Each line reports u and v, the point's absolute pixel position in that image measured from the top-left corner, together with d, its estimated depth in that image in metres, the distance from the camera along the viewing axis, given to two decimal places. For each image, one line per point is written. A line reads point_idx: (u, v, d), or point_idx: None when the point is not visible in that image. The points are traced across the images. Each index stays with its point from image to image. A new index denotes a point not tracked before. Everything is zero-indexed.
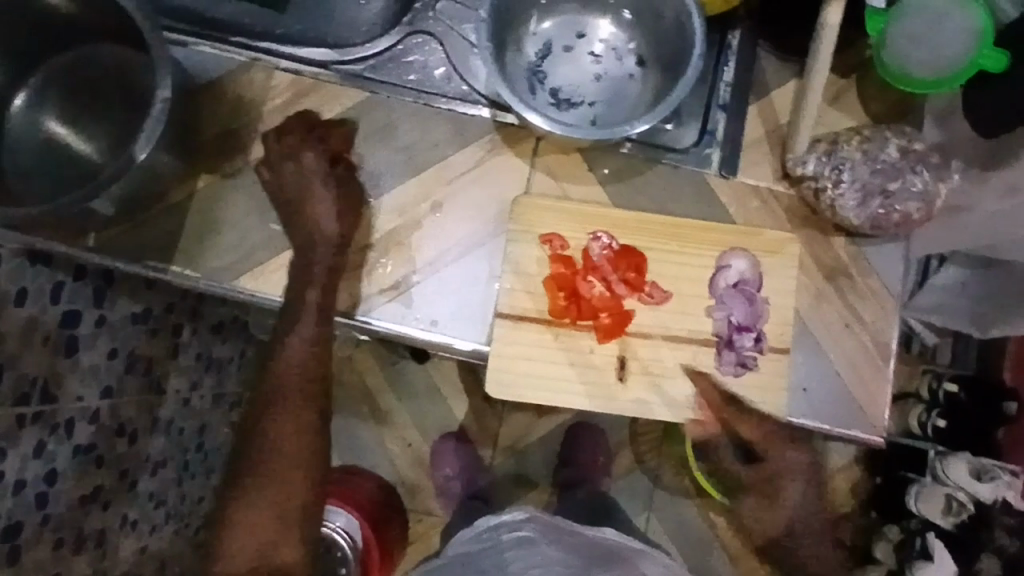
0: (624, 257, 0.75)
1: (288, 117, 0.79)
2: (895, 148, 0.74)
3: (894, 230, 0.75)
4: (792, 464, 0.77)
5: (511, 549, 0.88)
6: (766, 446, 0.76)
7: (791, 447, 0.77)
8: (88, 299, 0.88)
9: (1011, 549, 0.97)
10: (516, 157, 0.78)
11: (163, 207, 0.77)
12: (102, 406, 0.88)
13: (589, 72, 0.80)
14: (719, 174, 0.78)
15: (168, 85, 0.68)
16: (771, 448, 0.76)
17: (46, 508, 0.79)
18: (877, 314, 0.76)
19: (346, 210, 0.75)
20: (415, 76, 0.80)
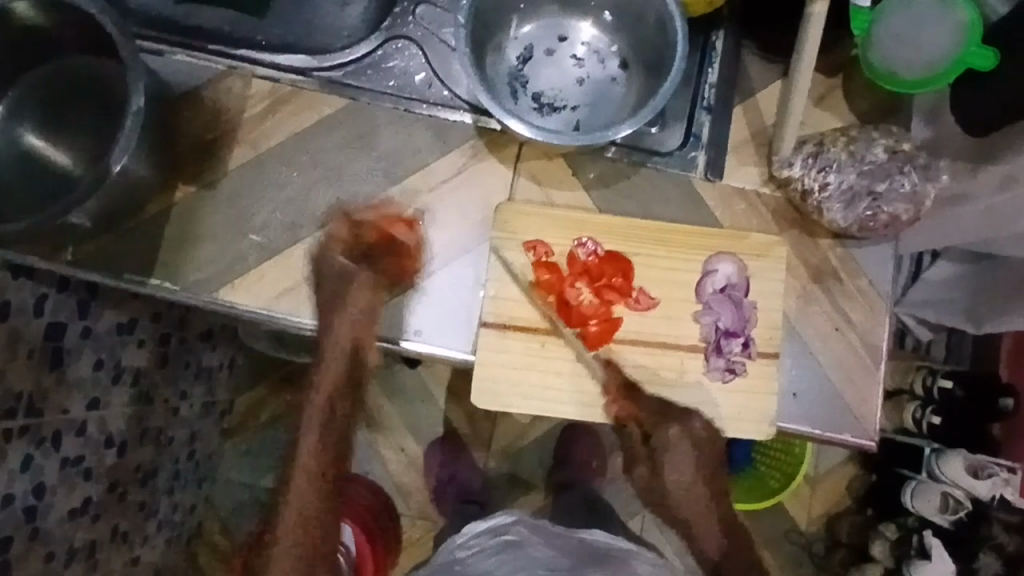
0: (611, 262, 0.74)
1: (268, 125, 0.78)
2: (882, 149, 0.73)
3: (882, 231, 0.74)
4: (670, 438, 0.72)
5: (497, 552, 0.89)
6: (653, 426, 0.72)
7: (671, 424, 0.72)
8: (74, 311, 0.84)
9: (1011, 546, 0.98)
10: (499, 163, 0.77)
11: (142, 219, 0.76)
12: (90, 418, 0.88)
13: (572, 76, 0.78)
14: (705, 177, 0.77)
15: (142, 93, 0.67)
16: (654, 424, 0.72)
17: (34, 521, 0.81)
18: (867, 316, 0.75)
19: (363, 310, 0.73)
20: (395, 83, 0.79)
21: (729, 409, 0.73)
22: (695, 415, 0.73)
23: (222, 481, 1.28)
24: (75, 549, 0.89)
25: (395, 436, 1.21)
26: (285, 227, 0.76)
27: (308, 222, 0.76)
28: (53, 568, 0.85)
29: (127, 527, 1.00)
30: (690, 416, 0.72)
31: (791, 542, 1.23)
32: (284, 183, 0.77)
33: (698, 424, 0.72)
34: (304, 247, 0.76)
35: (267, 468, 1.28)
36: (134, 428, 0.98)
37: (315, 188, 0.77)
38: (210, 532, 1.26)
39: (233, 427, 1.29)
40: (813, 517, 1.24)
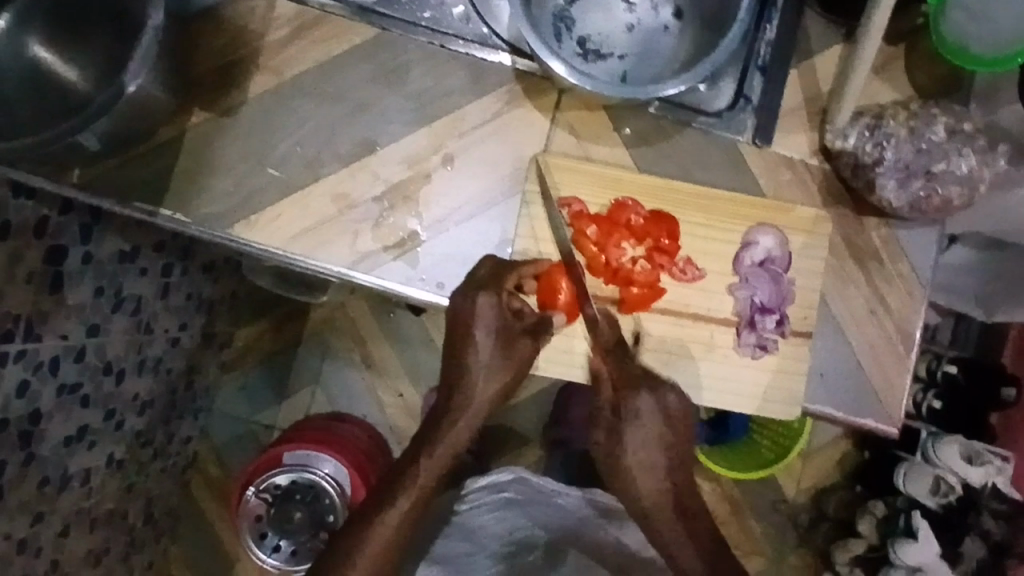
0: (656, 223, 0.70)
1: (292, 51, 0.72)
2: (943, 127, 0.69)
3: (931, 215, 0.70)
4: (640, 409, 0.69)
5: (496, 509, 0.89)
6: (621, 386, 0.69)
7: (642, 392, 0.68)
8: (75, 234, 0.80)
9: (996, 533, 1.00)
10: (536, 111, 0.72)
11: (152, 144, 0.71)
12: (89, 345, 0.86)
13: (621, 22, 0.73)
14: (752, 142, 0.73)
15: (160, 8, 0.61)
16: (623, 384, 0.69)
17: (30, 447, 0.79)
18: (905, 302, 0.73)
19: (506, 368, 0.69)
20: (430, 15, 0.73)
21: (754, 385, 0.72)
22: (668, 387, 0.69)
23: (218, 414, 1.26)
24: (69, 475, 0.88)
25: (395, 380, 1.26)
26: (305, 162, 0.72)
27: (330, 159, 0.72)
28: (47, 493, 0.84)
29: (123, 456, 1.00)
30: (662, 385, 0.69)
31: (778, 511, 1.24)
32: (307, 116, 0.72)
33: (670, 400, 0.69)
34: (325, 184, 0.71)
35: (264, 405, 1.27)
36: (133, 357, 0.96)
37: (340, 124, 0.72)
38: (204, 462, 1.26)
39: (232, 360, 1.27)
40: (801, 488, 1.24)
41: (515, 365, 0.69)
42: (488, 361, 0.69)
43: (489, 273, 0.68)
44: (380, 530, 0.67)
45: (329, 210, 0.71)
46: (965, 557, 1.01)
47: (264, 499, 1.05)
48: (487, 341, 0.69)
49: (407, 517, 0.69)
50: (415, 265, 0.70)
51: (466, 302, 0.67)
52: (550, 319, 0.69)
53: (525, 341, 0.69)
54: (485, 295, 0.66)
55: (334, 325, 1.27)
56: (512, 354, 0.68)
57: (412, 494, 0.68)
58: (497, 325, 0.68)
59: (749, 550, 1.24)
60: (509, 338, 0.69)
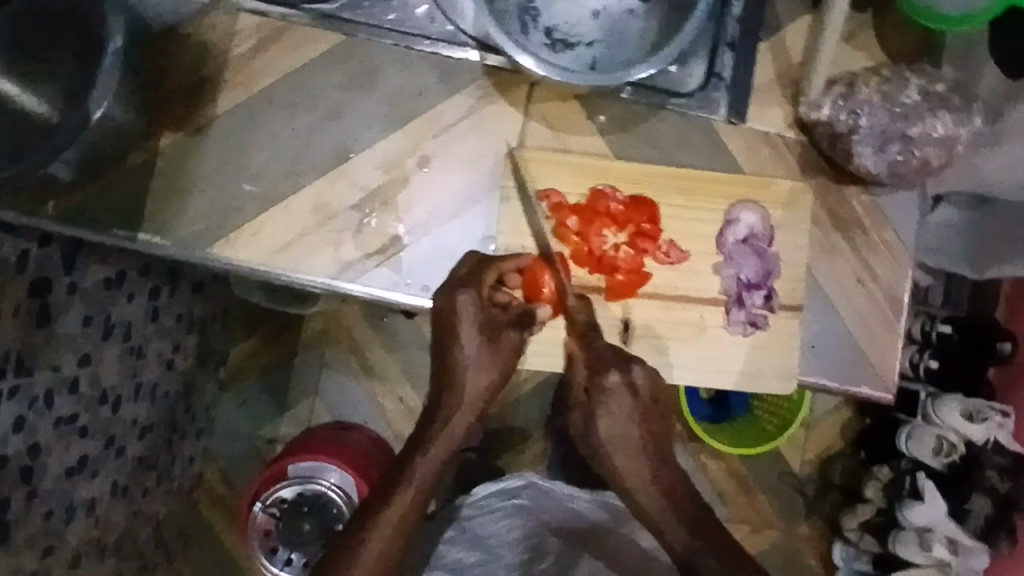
0: (635, 208, 0.70)
1: (258, 64, 0.71)
2: (916, 90, 0.68)
3: (912, 178, 0.70)
4: (610, 387, 0.67)
5: (505, 516, 0.89)
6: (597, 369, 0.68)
7: (609, 371, 0.67)
8: (58, 265, 0.79)
9: (1002, 488, 0.99)
10: (509, 105, 0.72)
11: (124, 170, 0.70)
12: (82, 375, 0.85)
13: (587, 9, 0.73)
14: (727, 120, 0.73)
15: (119, 33, 0.62)
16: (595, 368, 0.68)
17: (32, 481, 0.79)
18: (890, 268, 0.73)
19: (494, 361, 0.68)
20: (394, 17, 0.72)
21: (748, 363, 0.72)
22: (634, 364, 0.67)
23: (219, 433, 1.26)
24: (75, 507, 0.88)
25: (393, 385, 1.26)
26: (281, 175, 0.71)
27: (305, 171, 0.71)
28: (53, 526, 0.84)
29: (127, 482, 0.99)
30: (630, 364, 0.68)
31: (785, 483, 1.25)
32: (278, 129, 0.71)
33: (638, 374, 0.67)
34: (302, 197, 0.71)
35: (265, 420, 1.26)
36: (128, 383, 0.95)
37: (313, 134, 0.71)
38: (210, 481, 1.26)
39: (228, 377, 1.26)
40: (807, 459, 1.24)
41: (503, 357, 0.68)
42: (476, 358, 0.68)
43: (467, 271, 0.67)
44: (378, 534, 0.64)
45: (309, 221, 0.71)
46: (973, 514, 1.00)
47: (272, 514, 1.05)
48: (472, 338, 0.67)
49: (404, 518, 0.66)
50: (401, 271, 0.70)
51: (446, 299, 0.66)
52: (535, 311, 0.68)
53: (512, 331, 0.68)
54: (464, 293, 0.66)
55: (328, 335, 1.26)
56: (498, 347, 0.68)
57: (408, 495, 0.66)
58: (480, 321, 0.67)
59: (759, 524, 1.24)
60: (494, 333, 0.68)
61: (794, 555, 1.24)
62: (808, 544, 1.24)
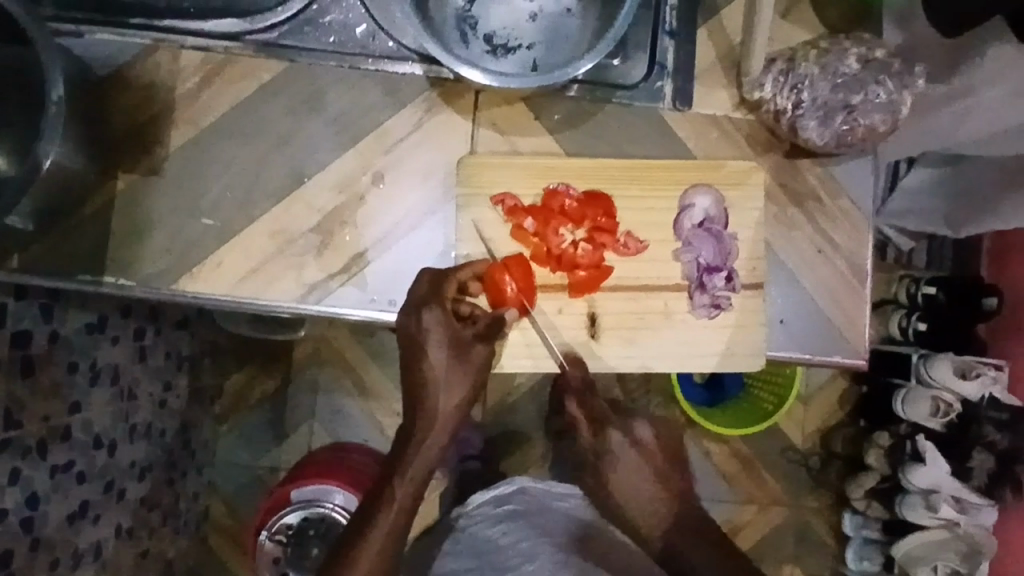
0: (590, 203, 0.71)
1: (206, 98, 0.72)
2: (855, 58, 0.69)
3: (861, 145, 0.71)
4: (613, 446, 0.81)
5: (499, 523, 0.89)
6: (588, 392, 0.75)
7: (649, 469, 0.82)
8: (37, 315, 0.80)
9: (1002, 444, 0.97)
10: (456, 115, 0.73)
11: (85, 216, 0.71)
12: (73, 422, 0.86)
13: (524, 11, 0.73)
14: (674, 107, 0.73)
15: (59, 80, 0.62)
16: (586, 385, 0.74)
17: (33, 531, 0.79)
18: (850, 235, 0.73)
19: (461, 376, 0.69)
20: (336, 39, 0.73)
21: (718, 344, 0.72)
22: (633, 423, 0.83)
23: (221, 466, 1.26)
24: (79, 553, 0.88)
25: (387, 401, 1.27)
26: (239, 205, 0.72)
27: (262, 200, 0.72)
28: (60, 574, 0.84)
29: (131, 524, 1.00)
30: (630, 424, 0.83)
31: (789, 459, 1.25)
32: (232, 161, 0.72)
33: (641, 433, 0.83)
34: (261, 225, 0.72)
35: (264, 449, 1.27)
36: (122, 426, 0.96)
37: (266, 161, 0.72)
38: (217, 515, 1.26)
39: (224, 411, 1.27)
40: (807, 433, 1.25)
41: (471, 370, 0.69)
42: (445, 372, 0.69)
43: (428, 284, 0.67)
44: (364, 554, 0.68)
45: (270, 248, 0.71)
46: (974, 472, 0.99)
47: (279, 541, 1.06)
48: (440, 353, 0.68)
49: (389, 536, 0.69)
50: (367, 288, 0.71)
51: (412, 319, 0.66)
52: (503, 315, 0.68)
53: (479, 345, 0.69)
54: (428, 310, 0.66)
55: (317, 359, 1.27)
56: (466, 360, 0.68)
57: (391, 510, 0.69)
58: (446, 336, 0.68)
59: (768, 503, 1.24)
60: (461, 347, 0.68)
61: (806, 529, 1.24)
62: (819, 516, 1.24)
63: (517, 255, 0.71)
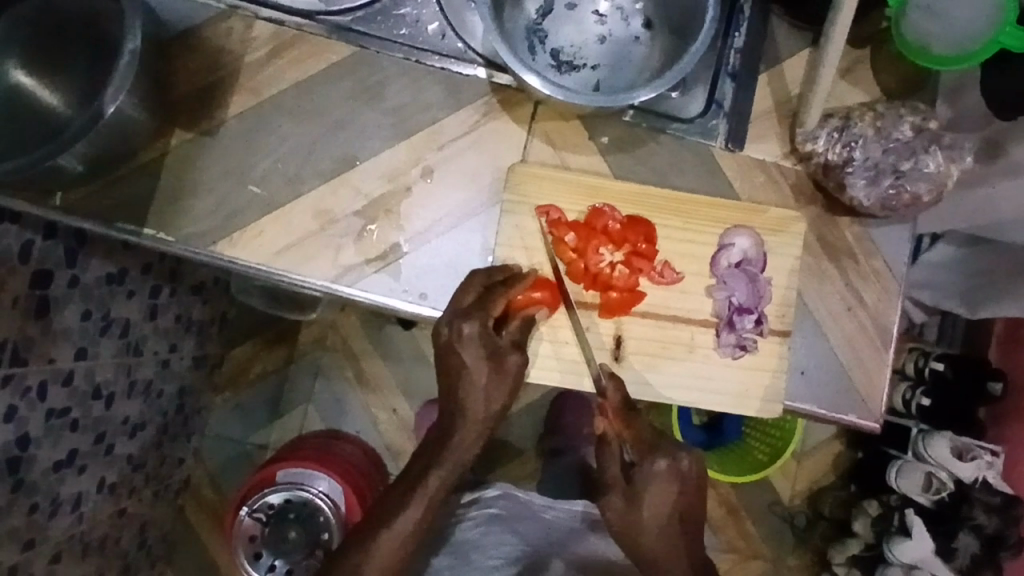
0: (633, 227, 0.72)
1: (271, 70, 0.74)
2: (909, 126, 0.70)
3: (902, 212, 0.72)
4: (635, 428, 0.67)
5: (483, 524, 0.94)
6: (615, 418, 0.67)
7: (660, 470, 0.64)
8: (61, 259, 0.80)
9: (989, 528, 0.96)
10: (513, 123, 0.74)
11: (133, 165, 0.72)
12: (77, 368, 0.86)
13: (593, 33, 0.75)
14: (725, 147, 0.74)
15: (137, 33, 0.64)
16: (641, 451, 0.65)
17: (18, 473, 0.79)
18: (880, 297, 0.74)
19: (495, 387, 0.67)
20: (406, 32, 0.74)
21: (737, 385, 0.73)
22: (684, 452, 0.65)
23: (210, 436, 1.26)
24: (60, 501, 0.88)
25: (387, 395, 1.27)
26: (286, 178, 0.73)
27: (310, 176, 0.73)
28: (37, 520, 0.84)
29: (115, 480, 1.00)
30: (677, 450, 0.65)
31: (775, 514, 1.25)
32: (287, 134, 0.73)
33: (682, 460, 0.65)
34: (307, 201, 0.72)
35: (257, 426, 1.27)
36: (122, 381, 0.96)
37: (319, 141, 0.73)
38: (197, 484, 1.26)
39: (223, 382, 1.27)
40: (797, 491, 1.25)
41: (509, 382, 0.67)
42: (484, 388, 0.67)
43: (474, 298, 0.66)
44: (385, 546, 0.66)
45: (311, 226, 0.72)
46: (958, 551, 0.99)
47: (258, 519, 1.03)
48: (479, 367, 0.66)
49: (412, 531, 0.67)
50: (403, 277, 0.71)
51: (449, 323, 0.65)
52: (532, 315, 0.70)
53: (515, 356, 0.67)
54: (469, 324, 0.65)
55: (324, 342, 1.27)
56: (502, 373, 0.67)
57: (419, 508, 0.67)
58: (485, 352, 0.66)
59: (748, 554, 1.25)
60: (499, 357, 0.66)
61: None
62: None
63: (532, 273, 0.71)
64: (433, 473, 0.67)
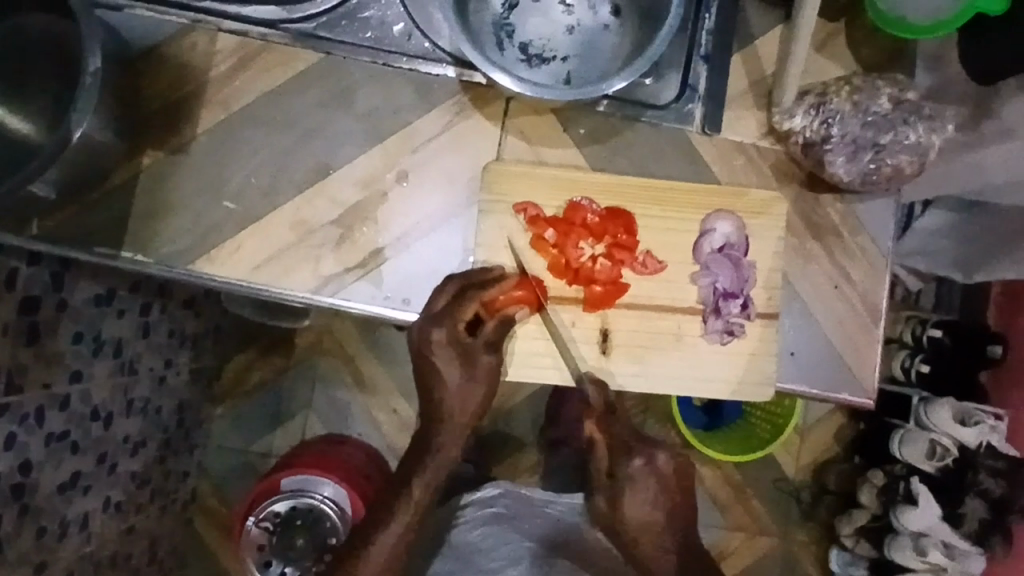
0: (611, 219, 0.72)
1: (238, 83, 0.73)
2: (887, 99, 0.69)
3: (884, 185, 0.71)
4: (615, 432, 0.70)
5: (484, 525, 0.95)
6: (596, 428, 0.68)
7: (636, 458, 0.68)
8: (46, 284, 0.80)
9: (996, 492, 0.97)
10: (485, 120, 0.73)
11: (106, 188, 0.71)
12: (72, 391, 0.86)
13: (561, 23, 0.74)
14: (702, 131, 0.73)
15: (98, 54, 0.63)
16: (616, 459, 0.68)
17: (23, 499, 0.79)
18: (866, 273, 0.73)
19: (470, 387, 0.68)
20: (372, 35, 0.74)
21: (727, 371, 0.72)
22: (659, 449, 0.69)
23: (213, 448, 1.26)
24: (67, 523, 0.88)
25: (386, 397, 1.27)
26: (261, 192, 0.72)
27: (285, 188, 0.72)
28: (45, 544, 0.84)
29: (120, 498, 1.00)
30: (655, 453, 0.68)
31: (780, 490, 1.25)
32: (259, 147, 0.72)
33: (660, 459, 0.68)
34: (283, 213, 0.72)
35: (259, 435, 1.27)
36: (120, 400, 0.96)
37: (292, 150, 0.72)
38: (204, 495, 1.26)
39: (222, 394, 1.27)
40: (801, 466, 1.25)
41: (484, 381, 0.69)
42: (458, 390, 0.68)
43: (447, 302, 0.67)
44: (375, 555, 0.70)
45: (289, 237, 0.72)
46: (966, 516, 0.99)
47: (265, 529, 1.03)
48: (451, 370, 0.68)
49: (402, 536, 0.70)
50: (385, 284, 0.71)
51: (419, 329, 0.67)
52: (512, 314, 0.70)
53: (489, 354, 0.68)
54: (438, 328, 0.66)
55: (319, 348, 1.27)
56: (476, 372, 0.68)
57: (405, 516, 0.70)
58: (456, 355, 0.67)
59: (756, 532, 1.25)
60: (471, 359, 0.68)
61: (791, 561, 1.24)
62: (806, 550, 1.24)
63: (517, 275, 0.70)
64: (415, 480, 0.71)
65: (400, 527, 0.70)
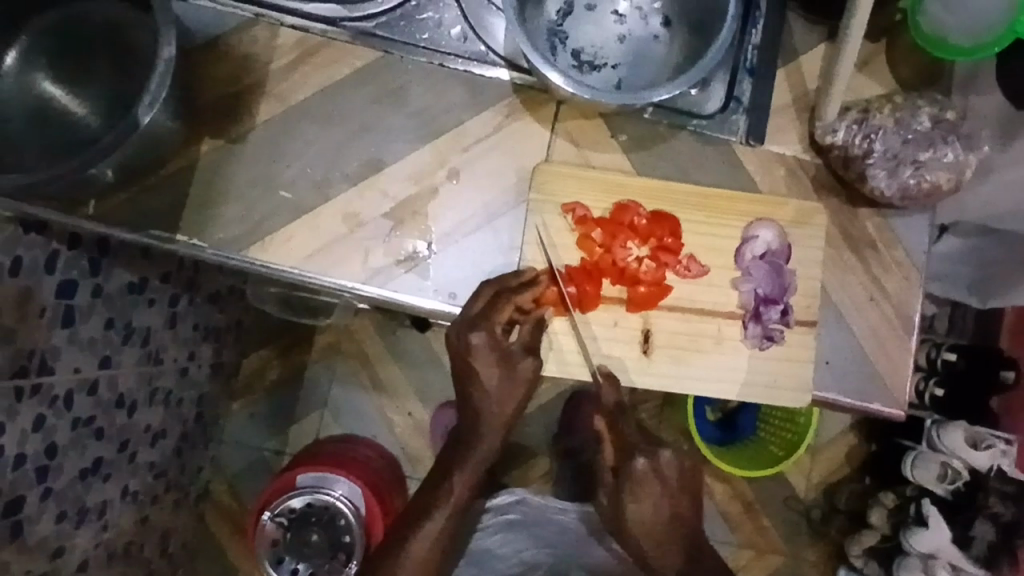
0: (658, 223, 0.73)
1: (297, 76, 0.75)
2: (927, 117, 0.72)
3: (922, 201, 0.73)
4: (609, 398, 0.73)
5: (500, 531, 0.98)
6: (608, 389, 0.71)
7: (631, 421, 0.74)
8: (85, 269, 0.81)
9: (1007, 517, 0.97)
10: (536, 123, 0.75)
11: (163, 173, 0.73)
12: (102, 377, 0.86)
13: (613, 33, 0.76)
14: (745, 142, 0.76)
15: (171, 42, 0.64)
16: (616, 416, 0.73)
17: (46, 482, 0.79)
18: (902, 288, 0.75)
19: (508, 389, 0.70)
20: (428, 36, 0.76)
21: (767, 376, 0.74)
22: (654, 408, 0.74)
23: (228, 444, 1.27)
24: (88, 509, 0.88)
25: (405, 399, 1.27)
26: (316, 183, 0.74)
27: (339, 179, 0.74)
28: (66, 529, 0.84)
29: (138, 488, 1.00)
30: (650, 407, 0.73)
31: (791, 508, 1.25)
32: (316, 138, 0.74)
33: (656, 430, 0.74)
34: (336, 204, 0.73)
35: (275, 433, 1.27)
36: (145, 389, 0.96)
37: (347, 144, 0.74)
38: (216, 490, 1.26)
39: (241, 389, 1.27)
40: (812, 485, 1.25)
41: (522, 383, 0.70)
42: (497, 391, 0.71)
43: (481, 308, 0.69)
44: (414, 551, 0.71)
45: (342, 228, 0.73)
46: (975, 540, 0.98)
47: (280, 524, 1.02)
48: (490, 371, 0.70)
49: (442, 530, 0.72)
50: (432, 278, 0.72)
51: (458, 337, 0.69)
52: (543, 317, 0.72)
53: (528, 359, 0.70)
54: (476, 334, 0.68)
55: (341, 347, 1.28)
56: (514, 374, 0.70)
57: (438, 515, 0.72)
58: (494, 357, 0.69)
59: (765, 549, 1.25)
60: (509, 361, 0.70)
61: None
62: (815, 569, 1.25)
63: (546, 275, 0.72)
64: (456, 475, 0.72)
65: (435, 526, 0.71)
